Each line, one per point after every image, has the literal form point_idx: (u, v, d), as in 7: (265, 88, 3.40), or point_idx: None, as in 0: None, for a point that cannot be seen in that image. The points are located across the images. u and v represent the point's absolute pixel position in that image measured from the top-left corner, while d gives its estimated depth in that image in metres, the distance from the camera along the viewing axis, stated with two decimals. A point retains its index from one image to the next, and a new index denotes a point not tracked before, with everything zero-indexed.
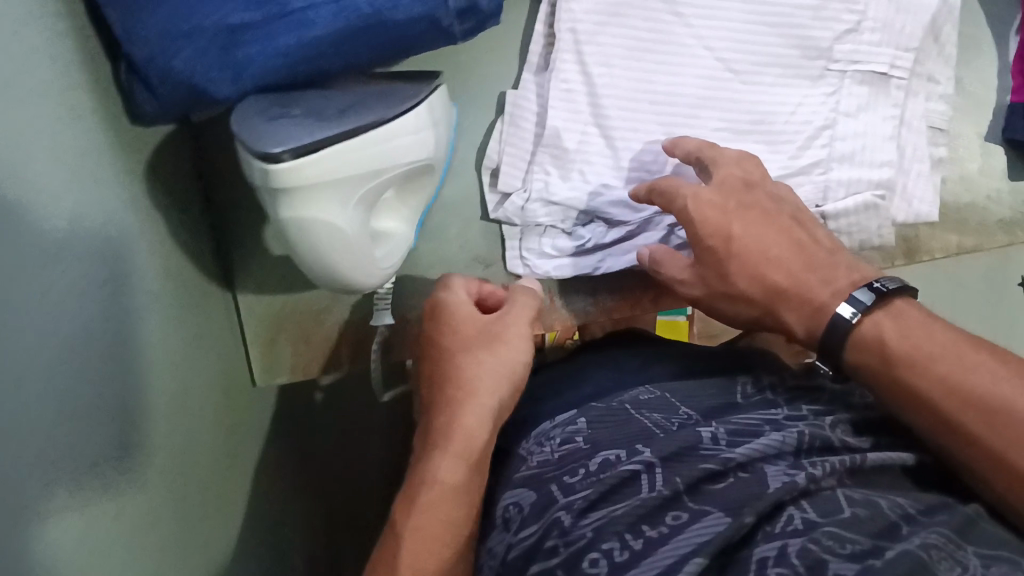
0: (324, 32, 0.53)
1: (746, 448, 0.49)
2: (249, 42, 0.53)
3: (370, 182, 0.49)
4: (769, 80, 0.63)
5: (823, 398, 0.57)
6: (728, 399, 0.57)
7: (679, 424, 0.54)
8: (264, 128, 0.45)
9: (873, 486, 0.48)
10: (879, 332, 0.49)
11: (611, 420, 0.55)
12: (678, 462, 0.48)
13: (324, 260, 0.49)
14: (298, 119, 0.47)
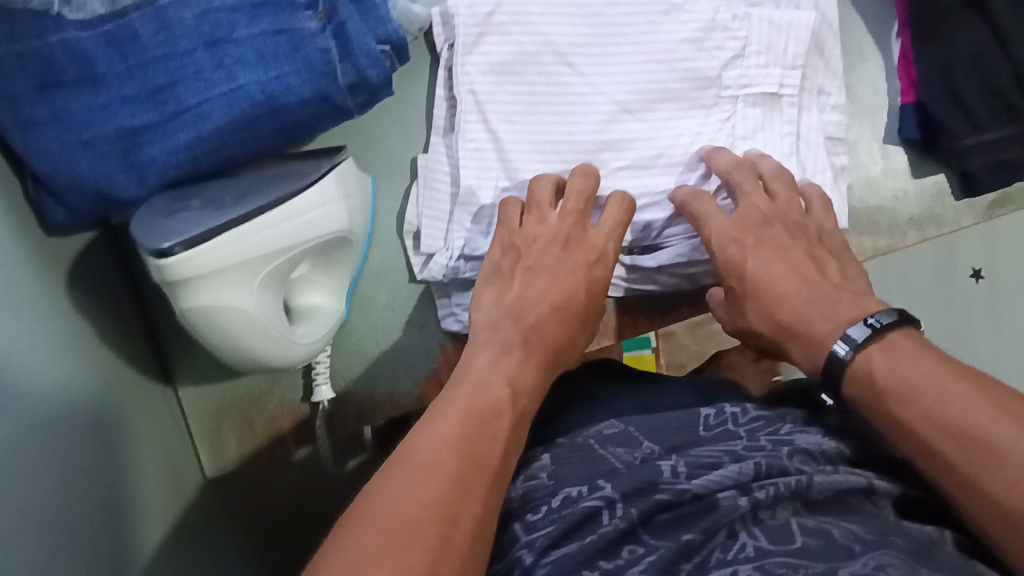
0: (219, 123, 0.55)
1: (704, 479, 0.49)
2: (149, 143, 0.55)
3: (277, 261, 0.50)
4: (663, 116, 0.65)
5: (783, 425, 0.56)
6: (691, 433, 0.55)
7: (642, 458, 0.53)
8: (167, 224, 0.47)
9: (824, 503, 0.48)
10: (870, 366, 0.48)
11: (580, 459, 0.54)
12: (637, 498, 0.48)
13: (240, 344, 0.50)
14: (200, 211, 0.48)
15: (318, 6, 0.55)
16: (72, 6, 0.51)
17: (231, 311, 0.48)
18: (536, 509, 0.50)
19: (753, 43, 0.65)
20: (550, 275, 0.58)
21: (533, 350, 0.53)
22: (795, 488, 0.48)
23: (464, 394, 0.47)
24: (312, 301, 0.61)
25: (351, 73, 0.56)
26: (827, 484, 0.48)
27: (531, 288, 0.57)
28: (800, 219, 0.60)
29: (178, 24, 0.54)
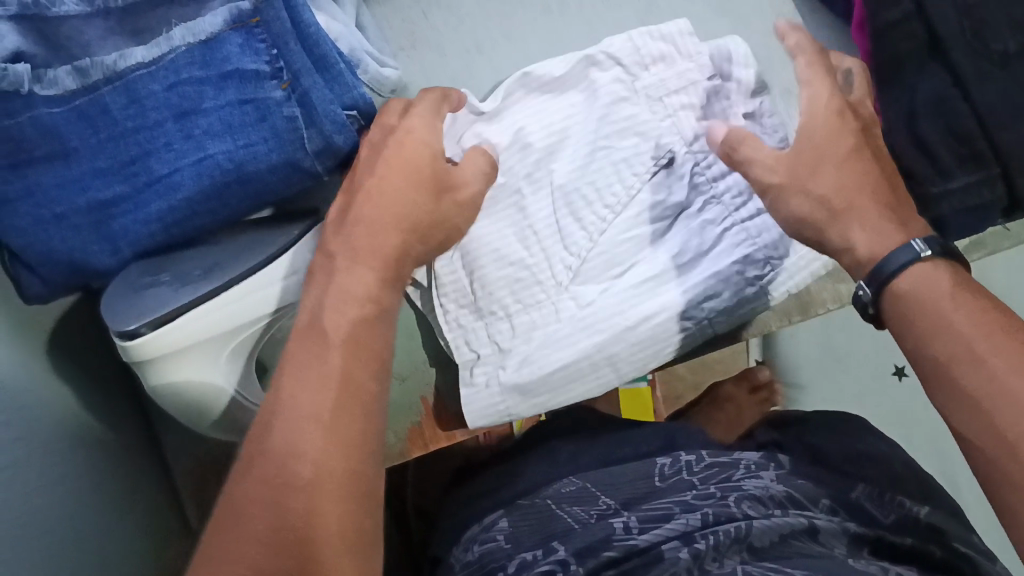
0: (189, 193, 0.56)
1: (652, 534, 0.57)
2: (121, 215, 0.56)
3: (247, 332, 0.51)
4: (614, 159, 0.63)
5: (737, 471, 0.63)
6: (650, 483, 0.63)
7: (597, 515, 0.60)
8: (134, 303, 0.47)
9: (764, 552, 0.53)
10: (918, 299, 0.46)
11: (537, 520, 0.61)
12: (592, 555, 0.56)
13: (212, 403, 0.52)
14: (166, 288, 0.48)
15: (282, 76, 0.55)
16: (43, 82, 0.53)
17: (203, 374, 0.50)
18: (495, 570, 0.58)
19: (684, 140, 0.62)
20: (384, 199, 0.53)
21: (389, 236, 0.53)
22: (735, 537, 0.54)
23: (339, 313, 0.49)
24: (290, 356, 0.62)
25: (317, 139, 0.56)
26: (767, 530, 0.55)
27: (364, 223, 0.53)
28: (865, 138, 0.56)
29: (149, 97, 0.55)
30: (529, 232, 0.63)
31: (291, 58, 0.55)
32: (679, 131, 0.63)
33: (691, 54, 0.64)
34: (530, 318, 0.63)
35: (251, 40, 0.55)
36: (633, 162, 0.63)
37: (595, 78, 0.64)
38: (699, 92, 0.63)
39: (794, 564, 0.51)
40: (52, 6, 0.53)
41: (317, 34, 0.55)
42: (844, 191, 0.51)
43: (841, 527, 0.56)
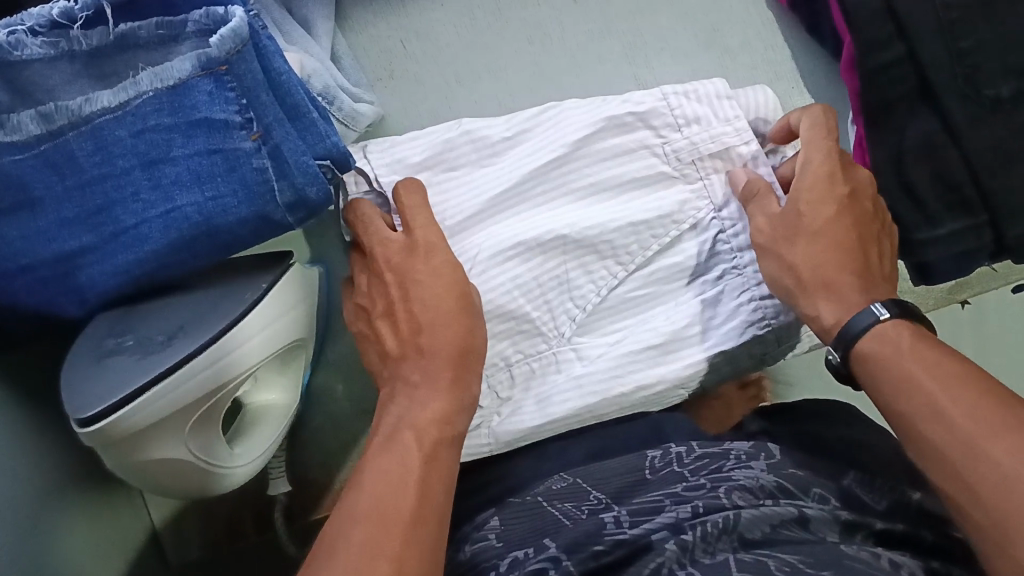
0: (156, 246, 0.55)
1: (642, 527, 0.53)
2: (88, 265, 0.56)
3: (219, 396, 0.51)
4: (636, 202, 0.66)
5: (728, 461, 0.59)
6: (638, 476, 0.59)
7: (588, 511, 0.56)
8: (100, 376, 0.47)
9: (755, 543, 0.50)
10: (893, 345, 0.50)
11: (525, 516, 0.57)
12: (580, 549, 0.51)
13: (188, 473, 0.52)
14: (132, 358, 0.48)
15: (252, 127, 0.53)
16: (5, 129, 0.50)
17: (177, 446, 0.50)
18: (485, 570, 0.53)
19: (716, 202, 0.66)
20: (426, 284, 0.56)
21: (438, 321, 0.55)
22: (725, 528, 0.51)
23: (421, 394, 0.52)
24: (266, 398, 0.61)
25: (288, 192, 0.55)
26: (757, 519, 0.51)
27: (412, 305, 0.55)
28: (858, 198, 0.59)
29: (116, 143, 0.52)
30: (534, 289, 0.64)
31: (262, 111, 0.53)
32: (709, 198, 0.66)
33: (727, 118, 0.65)
34: (529, 368, 0.65)
35: (221, 88, 0.52)
36: (654, 225, 0.65)
37: (617, 140, 0.66)
38: (734, 157, 0.65)
39: (791, 553, 0.47)
40: (15, 50, 0.49)
41: (288, 83, 0.54)
42: (808, 256, 0.57)
43: (833, 514, 0.53)
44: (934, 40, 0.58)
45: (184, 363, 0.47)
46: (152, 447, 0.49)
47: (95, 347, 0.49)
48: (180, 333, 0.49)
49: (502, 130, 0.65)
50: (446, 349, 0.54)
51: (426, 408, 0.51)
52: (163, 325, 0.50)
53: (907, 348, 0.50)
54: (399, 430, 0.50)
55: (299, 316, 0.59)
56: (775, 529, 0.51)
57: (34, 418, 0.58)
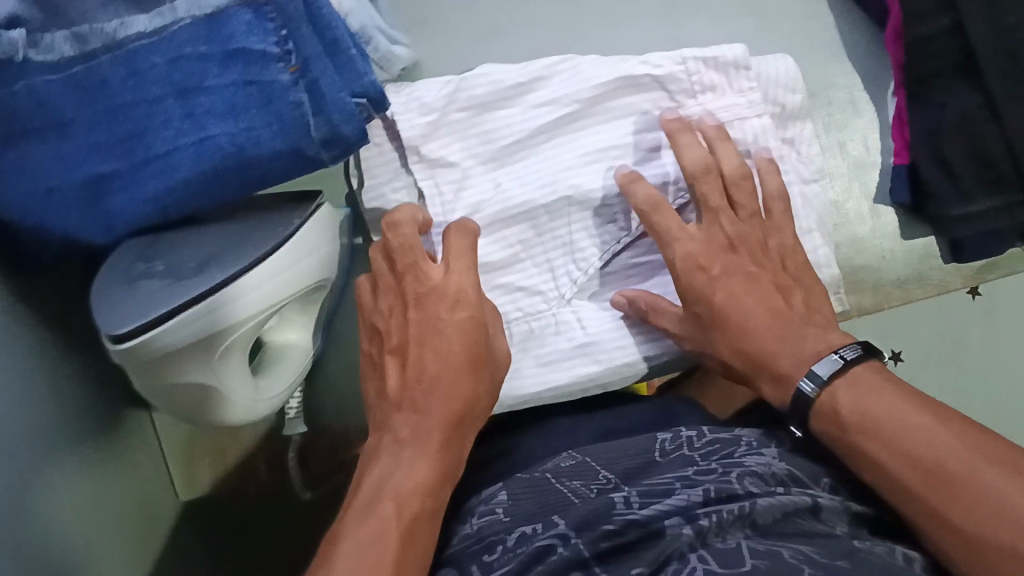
0: (188, 174, 0.54)
1: (652, 509, 0.52)
2: (116, 190, 0.55)
3: (247, 328, 0.50)
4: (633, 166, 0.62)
5: (741, 447, 0.58)
6: (647, 457, 0.58)
7: (596, 490, 0.55)
8: (131, 300, 0.46)
9: (769, 535, 0.50)
10: (836, 403, 0.52)
11: (530, 492, 0.56)
12: (587, 529, 0.51)
13: (213, 403, 0.51)
14: (162, 283, 0.47)
15: (290, 59, 0.52)
16: (39, 48, 0.49)
17: (206, 375, 0.49)
18: (493, 545, 0.53)
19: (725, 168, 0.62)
20: (435, 342, 0.55)
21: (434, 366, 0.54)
22: (741, 513, 0.51)
23: (410, 453, 0.52)
24: (287, 336, 0.61)
25: (323, 128, 0.54)
26: (771, 506, 0.51)
27: (417, 356, 0.55)
28: (763, 239, 0.59)
29: (149, 70, 0.52)
30: (533, 242, 0.63)
31: (302, 43, 0.52)
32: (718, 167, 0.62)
33: (740, 88, 0.61)
34: (527, 328, 0.64)
35: (260, 19, 0.51)
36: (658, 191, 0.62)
37: (630, 99, 0.62)
38: (746, 128, 0.61)
39: (805, 545, 0.49)
40: None
41: (329, 18, 0.52)
42: (737, 352, 0.57)
43: (845, 505, 0.54)
44: (978, 14, 0.58)
45: (215, 292, 0.47)
46: (179, 373, 0.48)
47: (123, 271, 0.48)
48: (213, 260, 0.49)
49: (517, 77, 0.62)
50: (459, 396, 0.54)
51: (412, 474, 0.51)
52: (194, 253, 0.50)
53: (854, 398, 0.51)
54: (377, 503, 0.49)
55: (327, 255, 0.58)
56: (789, 521, 0.51)
57: (49, 350, 0.58)
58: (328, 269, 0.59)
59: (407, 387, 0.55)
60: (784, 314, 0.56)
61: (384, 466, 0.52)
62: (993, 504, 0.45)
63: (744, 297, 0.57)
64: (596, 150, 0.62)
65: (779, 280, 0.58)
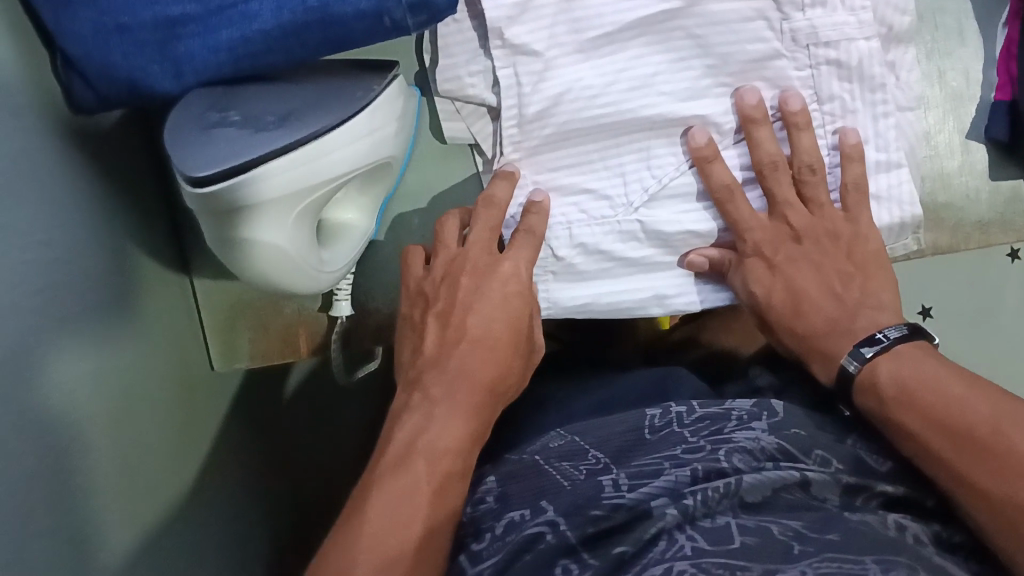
0: (265, 26, 0.51)
1: (640, 491, 0.53)
2: (190, 36, 0.51)
3: (315, 193, 0.48)
4: (728, 73, 0.58)
5: (729, 423, 0.60)
6: (639, 436, 0.60)
7: (586, 472, 0.56)
8: (207, 142, 0.44)
9: (761, 513, 0.52)
10: (876, 374, 0.52)
11: (520, 473, 0.57)
12: (575, 516, 0.52)
13: (276, 270, 0.49)
14: (238, 132, 0.44)
15: None
16: None
17: (270, 236, 0.47)
18: (483, 531, 0.54)
19: (823, 89, 0.58)
20: (482, 315, 0.55)
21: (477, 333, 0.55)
22: (726, 492, 0.52)
23: (447, 411, 0.51)
24: (346, 215, 0.58)
25: None
26: (758, 484, 0.53)
27: (476, 319, 0.55)
28: (830, 227, 0.58)
29: None
30: (609, 143, 0.61)
31: None
32: (813, 87, 0.58)
33: (852, 5, 0.57)
34: (592, 234, 0.62)
35: None
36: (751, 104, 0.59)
37: (729, 5, 0.57)
38: (852, 50, 0.57)
39: (794, 519, 0.51)
40: None
41: None
42: (791, 336, 0.58)
43: (835, 476, 0.55)
44: None
45: (293, 148, 0.45)
46: (247, 229, 0.46)
47: (196, 118, 0.46)
48: (291, 118, 0.46)
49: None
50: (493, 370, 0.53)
51: (445, 431, 0.50)
52: (271, 109, 0.47)
53: (894, 368, 0.51)
54: (410, 453, 0.48)
55: (397, 131, 0.56)
56: (777, 502, 0.53)
57: (103, 206, 0.55)
58: (395, 149, 0.57)
59: (443, 354, 0.54)
60: (843, 302, 0.56)
61: (413, 421, 0.50)
62: (1010, 461, 0.45)
63: (807, 284, 0.57)
64: (690, 54, 0.59)
65: (841, 267, 0.57)
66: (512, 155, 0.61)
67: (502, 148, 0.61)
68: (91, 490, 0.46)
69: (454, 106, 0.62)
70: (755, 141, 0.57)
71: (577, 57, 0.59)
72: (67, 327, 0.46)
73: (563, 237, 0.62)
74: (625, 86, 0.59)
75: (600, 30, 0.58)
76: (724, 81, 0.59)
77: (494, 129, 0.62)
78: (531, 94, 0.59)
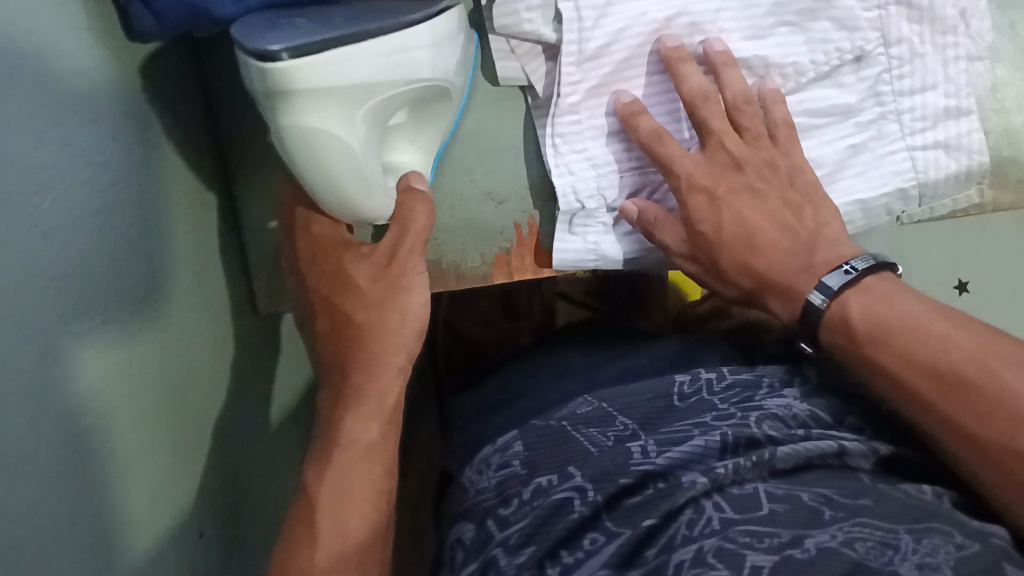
0: None
1: (669, 456, 0.56)
2: None
3: (383, 92, 0.49)
4: (796, 12, 0.56)
5: (760, 390, 0.63)
6: (667, 403, 0.63)
7: (614, 439, 0.59)
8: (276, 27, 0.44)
9: (790, 480, 0.55)
10: (846, 311, 0.52)
11: (545, 439, 0.61)
12: (605, 483, 0.55)
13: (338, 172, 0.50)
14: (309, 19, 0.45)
15: None
16: None
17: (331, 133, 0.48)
18: (512, 495, 0.57)
19: (893, 33, 0.57)
20: (372, 307, 0.54)
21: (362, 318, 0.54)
22: (759, 462, 0.55)
23: (358, 409, 0.52)
24: (400, 156, 0.57)
25: None
26: (791, 455, 0.55)
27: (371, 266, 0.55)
28: (769, 157, 0.57)
29: None
30: (667, 89, 0.59)
31: None
32: (882, 30, 0.57)
33: None
34: (643, 179, 0.61)
35: None
36: (819, 47, 0.57)
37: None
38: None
39: (825, 486, 0.54)
40: None
41: None
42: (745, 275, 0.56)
43: (871, 448, 0.57)
44: None
45: (367, 36, 0.46)
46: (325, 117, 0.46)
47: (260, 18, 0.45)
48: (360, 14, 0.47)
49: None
50: (395, 355, 0.54)
51: (359, 423, 0.52)
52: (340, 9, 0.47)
53: (863, 306, 0.51)
54: (317, 466, 0.51)
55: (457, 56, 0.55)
56: (806, 471, 0.56)
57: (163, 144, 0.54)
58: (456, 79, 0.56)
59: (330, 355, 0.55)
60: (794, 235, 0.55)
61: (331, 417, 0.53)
62: (999, 400, 0.45)
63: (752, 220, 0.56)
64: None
65: (787, 199, 0.57)
66: (570, 95, 0.59)
67: (559, 88, 0.59)
68: (117, 464, 0.44)
69: (509, 44, 0.60)
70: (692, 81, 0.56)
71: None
72: (111, 287, 0.44)
73: (617, 184, 0.61)
74: (688, 21, 0.57)
75: None
76: (789, 20, 0.57)
77: (549, 70, 0.60)
78: (591, 33, 0.58)
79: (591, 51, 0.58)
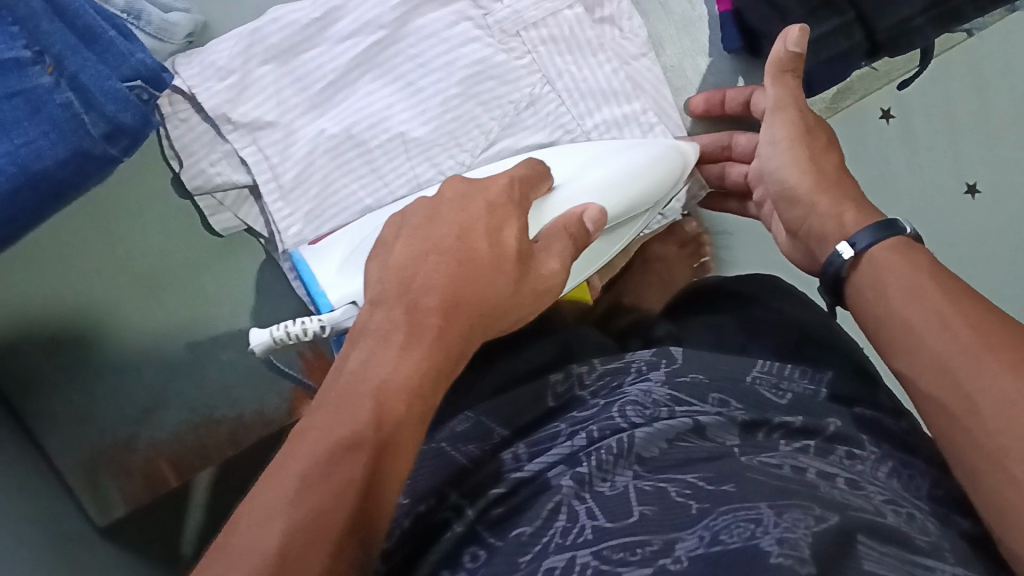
0: None
1: (540, 459, 0.42)
2: None
3: (593, 163, 0.56)
4: (455, 80, 0.59)
5: (629, 377, 0.48)
6: (540, 406, 0.48)
7: (489, 449, 0.45)
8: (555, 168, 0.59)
9: (662, 470, 0.39)
10: (879, 265, 0.44)
11: (430, 459, 0.45)
12: (481, 495, 0.41)
13: (608, 186, 0.54)
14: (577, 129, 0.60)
15: (45, 60, 0.50)
16: None
17: (592, 162, 0.55)
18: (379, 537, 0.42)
19: (551, 68, 0.60)
20: (447, 281, 0.42)
21: (461, 316, 0.41)
22: (620, 452, 0.40)
23: (370, 395, 0.37)
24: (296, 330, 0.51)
25: (101, 122, 0.50)
26: (653, 437, 0.40)
27: (425, 276, 0.42)
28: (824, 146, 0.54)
29: None
30: (376, 182, 0.60)
31: (48, 39, 0.49)
32: (540, 70, 0.59)
33: None
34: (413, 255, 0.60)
35: (2, 25, 0.49)
36: (490, 105, 0.59)
37: (435, 15, 0.59)
38: (561, 22, 0.59)
39: (693, 472, 0.38)
40: None
41: (73, 5, 0.49)
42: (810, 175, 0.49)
43: (730, 418, 0.42)
44: None
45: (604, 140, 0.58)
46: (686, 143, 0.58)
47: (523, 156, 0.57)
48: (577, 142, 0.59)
49: (310, 13, 0.58)
50: (430, 325, 0.40)
51: (394, 374, 0.38)
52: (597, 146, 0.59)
53: (898, 272, 0.43)
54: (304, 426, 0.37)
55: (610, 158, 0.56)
56: (679, 455, 0.39)
57: None
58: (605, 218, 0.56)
59: (344, 395, 0.37)
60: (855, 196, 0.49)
61: (357, 364, 0.39)
62: (931, 358, 0.40)
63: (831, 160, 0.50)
64: (415, 77, 0.59)
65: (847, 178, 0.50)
66: (290, 226, 0.59)
67: (277, 226, 0.59)
68: None
69: (215, 198, 0.62)
70: (774, 83, 0.52)
71: (315, 117, 0.60)
72: None
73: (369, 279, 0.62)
74: (367, 125, 0.59)
75: (330, 77, 0.59)
76: (454, 92, 0.59)
77: (260, 208, 0.62)
78: (282, 164, 0.59)
79: (288, 182, 0.60)
